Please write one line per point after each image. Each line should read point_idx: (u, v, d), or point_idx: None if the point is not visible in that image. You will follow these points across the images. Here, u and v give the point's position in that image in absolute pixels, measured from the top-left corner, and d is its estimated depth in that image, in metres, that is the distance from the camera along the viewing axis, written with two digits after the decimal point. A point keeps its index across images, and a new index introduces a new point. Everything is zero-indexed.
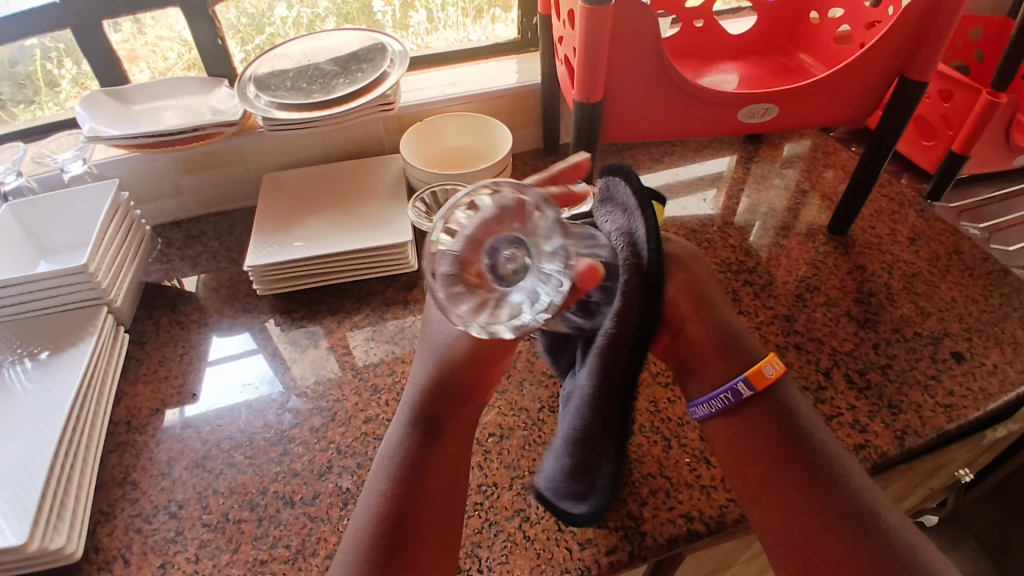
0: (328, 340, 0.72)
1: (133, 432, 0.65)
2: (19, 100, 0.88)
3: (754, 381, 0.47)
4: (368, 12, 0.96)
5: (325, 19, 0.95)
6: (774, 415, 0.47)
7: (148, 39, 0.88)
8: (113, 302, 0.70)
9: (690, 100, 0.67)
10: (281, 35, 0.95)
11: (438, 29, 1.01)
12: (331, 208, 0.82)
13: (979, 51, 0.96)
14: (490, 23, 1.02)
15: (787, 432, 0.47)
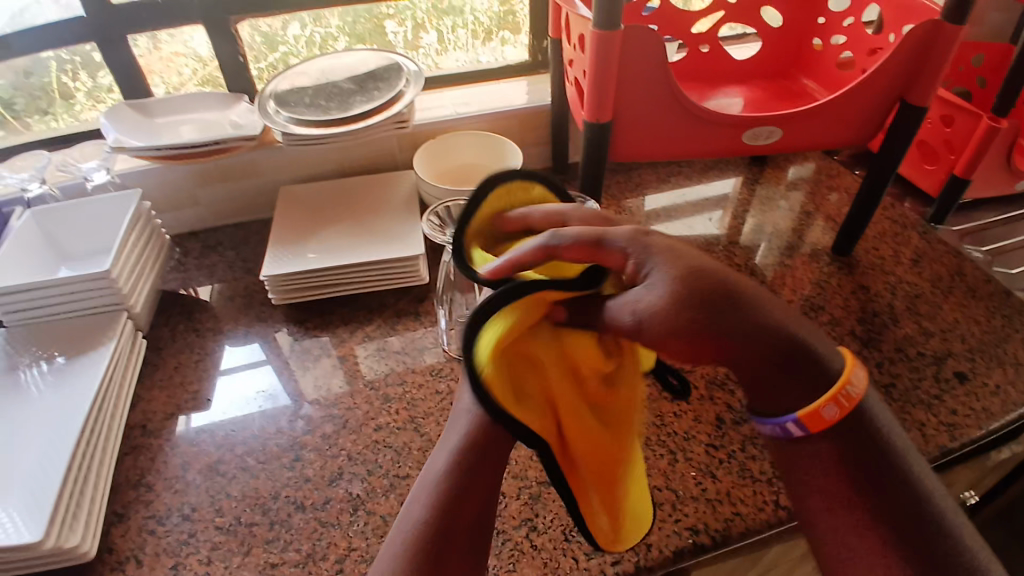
0: (338, 350, 0.73)
1: (148, 435, 0.66)
2: (38, 112, 0.91)
3: (809, 423, 0.42)
4: (381, 34, 0.99)
5: (338, 39, 0.98)
6: (850, 447, 0.43)
7: (162, 54, 0.91)
8: (133, 308, 0.72)
9: (697, 122, 0.69)
10: (293, 54, 0.97)
11: (448, 51, 1.04)
12: (345, 221, 0.83)
13: (981, 78, 0.98)
14: (499, 45, 1.05)
15: (874, 474, 0.42)
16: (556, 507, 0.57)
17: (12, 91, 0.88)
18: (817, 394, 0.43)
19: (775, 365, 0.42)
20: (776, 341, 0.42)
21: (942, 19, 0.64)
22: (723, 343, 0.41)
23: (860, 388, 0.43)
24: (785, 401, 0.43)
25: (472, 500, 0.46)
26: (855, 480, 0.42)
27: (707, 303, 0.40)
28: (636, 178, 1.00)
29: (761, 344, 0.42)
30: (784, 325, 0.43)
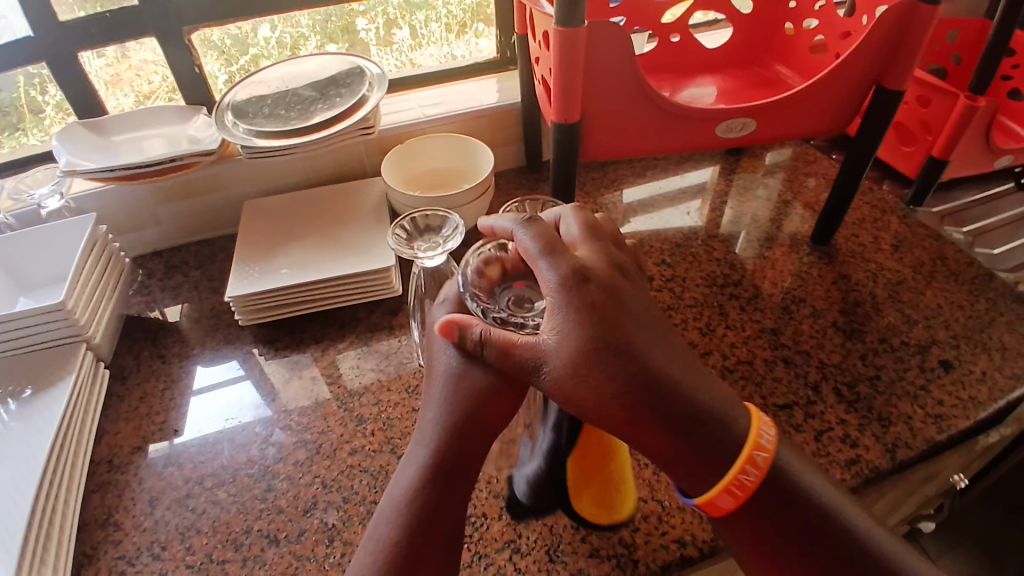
0: (313, 369, 0.71)
1: (115, 471, 0.63)
2: (6, 127, 0.87)
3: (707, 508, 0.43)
4: (350, 31, 0.96)
5: (308, 39, 0.95)
6: (764, 507, 0.43)
7: (133, 63, 0.87)
8: (91, 339, 0.69)
9: (667, 117, 0.67)
10: (265, 56, 0.94)
11: (421, 46, 1.01)
12: (313, 235, 0.81)
13: (957, 55, 0.97)
14: (473, 38, 1.02)
15: (796, 526, 0.42)
16: (540, 526, 0.55)
17: None
18: (715, 477, 0.43)
19: (679, 439, 0.42)
20: (672, 405, 0.43)
21: (915, 1, 0.62)
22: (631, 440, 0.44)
23: (769, 448, 0.43)
24: (703, 482, 0.43)
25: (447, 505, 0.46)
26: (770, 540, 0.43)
27: (612, 384, 0.42)
28: (611, 174, 0.97)
29: (673, 432, 0.42)
30: (677, 381, 0.43)
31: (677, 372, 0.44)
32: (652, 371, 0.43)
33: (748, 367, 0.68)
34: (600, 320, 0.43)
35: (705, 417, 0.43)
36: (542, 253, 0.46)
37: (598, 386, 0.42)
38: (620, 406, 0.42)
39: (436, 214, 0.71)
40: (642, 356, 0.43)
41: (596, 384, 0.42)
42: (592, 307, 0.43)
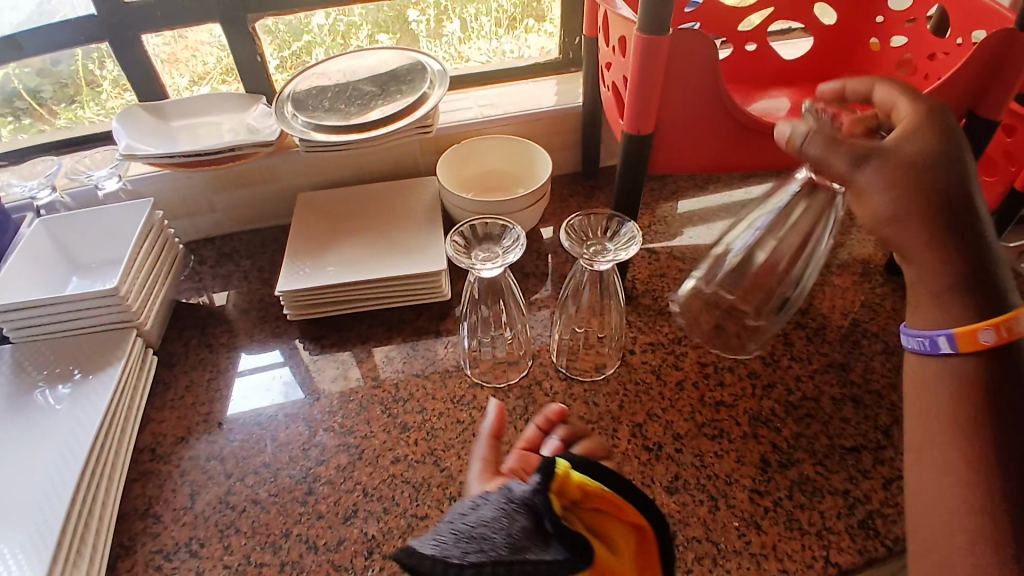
0: (358, 370, 0.69)
1: (158, 461, 0.63)
2: (64, 99, 0.88)
3: (961, 340, 0.43)
4: (403, 23, 0.94)
5: (360, 28, 0.93)
6: (992, 380, 0.43)
7: (189, 43, 0.87)
8: (143, 326, 0.69)
9: (745, 133, 0.63)
10: (318, 43, 0.93)
11: (471, 40, 0.98)
12: (364, 232, 0.79)
13: None
14: (524, 33, 0.99)
15: (1010, 399, 0.42)
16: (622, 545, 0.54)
17: (37, 79, 0.86)
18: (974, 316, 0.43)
19: (961, 271, 0.43)
20: (968, 238, 0.43)
21: (1017, 28, 0.58)
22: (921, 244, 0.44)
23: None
24: (944, 316, 0.44)
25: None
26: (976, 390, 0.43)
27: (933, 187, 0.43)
28: (671, 184, 0.93)
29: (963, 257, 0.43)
30: (984, 242, 0.44)
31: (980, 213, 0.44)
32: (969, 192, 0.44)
33: (814, 405, 0.64)
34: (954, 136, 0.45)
35: (996, 277, 0.44)
36: (903, 91, 0.48)
37: (925, 186, 0.43)
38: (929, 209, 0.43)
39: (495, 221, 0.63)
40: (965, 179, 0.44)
41: (919, 184, 0.43)
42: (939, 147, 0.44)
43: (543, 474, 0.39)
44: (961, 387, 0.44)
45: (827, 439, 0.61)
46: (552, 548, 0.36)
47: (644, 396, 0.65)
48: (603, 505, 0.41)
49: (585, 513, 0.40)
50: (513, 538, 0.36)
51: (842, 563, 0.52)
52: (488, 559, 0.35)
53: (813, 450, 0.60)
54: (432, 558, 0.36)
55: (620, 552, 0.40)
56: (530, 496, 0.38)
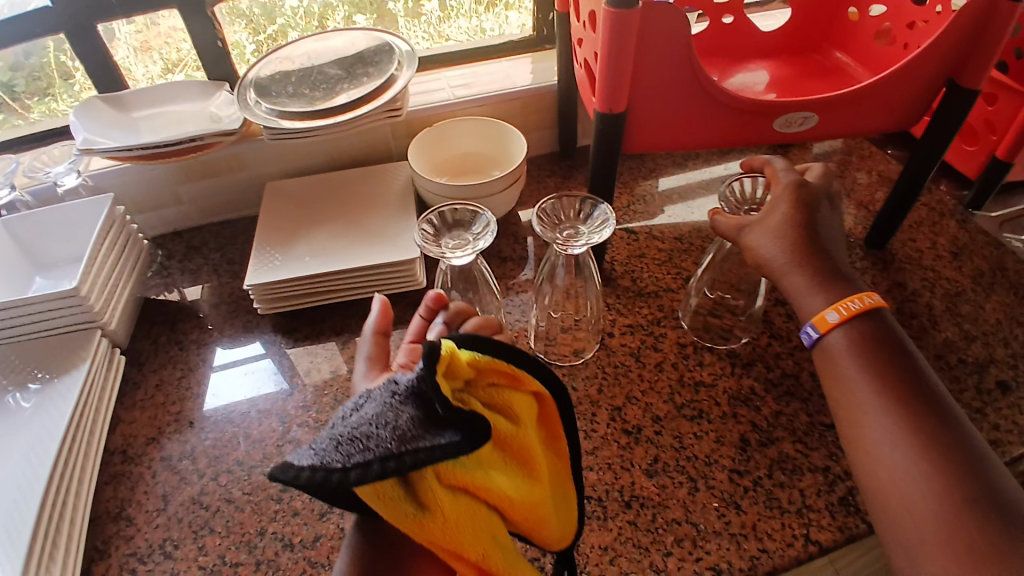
0: (332, 363, 0.68)
1: (129, 462, 0.62)
2: (36, 92, 0.85)
3: (818, 325, 0.48)
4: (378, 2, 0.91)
5: (336, 10, 0.91)
6: (874, 339, 0.45)
7: (162, 30, 0.84)
8: (107, 325, 0.67)
9: (719, 108, 0.61)
10: (292, 26, 0.90)
11: (450, 18, 0.95)
12: (336, 221, 0.77)
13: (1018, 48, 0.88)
14: (503, 11, 0.96)
15: (889, 349, 0.45)
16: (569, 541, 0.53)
17: (11, 72, 0.82)
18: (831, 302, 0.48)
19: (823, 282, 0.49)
20: (829, 261, 0.50)
21: None
22: (802, 279, 0.50)
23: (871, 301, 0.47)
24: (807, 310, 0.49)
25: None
26: (862, 357, 0.45)
27: (805, 234, 0.51)
28: (649, 163, 0.91)
29: (836, 278, 0.49)
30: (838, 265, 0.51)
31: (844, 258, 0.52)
32: (831, 237, 0.52)
33: (793, 382, 0.63)
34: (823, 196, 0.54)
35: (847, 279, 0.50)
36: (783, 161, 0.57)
37: (803, 231, 0.51)
38: (804, 244, 0.51)
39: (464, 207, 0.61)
40: (817, 223, 0.52)
41: (797, 231, 0.51)
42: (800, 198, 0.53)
43: (428, 359, 0.38)
44: (851, 351, 0.46)
45: (807, 417, 0.60)
46: (445, 433, 0.38)
47: (623, 379, 0.64)
48: (498, 378, 0.42)
49: (479, 391, 0.42)
50: (401, 431, 0.38)
51: (822, 541, 0.52)
52: (374, 457, 0.37)
53: (793, 428, 0.59)
54: (312, 468, 0.37)
55: (520, 423, 0.42)
56: (416, 385, 0.39)
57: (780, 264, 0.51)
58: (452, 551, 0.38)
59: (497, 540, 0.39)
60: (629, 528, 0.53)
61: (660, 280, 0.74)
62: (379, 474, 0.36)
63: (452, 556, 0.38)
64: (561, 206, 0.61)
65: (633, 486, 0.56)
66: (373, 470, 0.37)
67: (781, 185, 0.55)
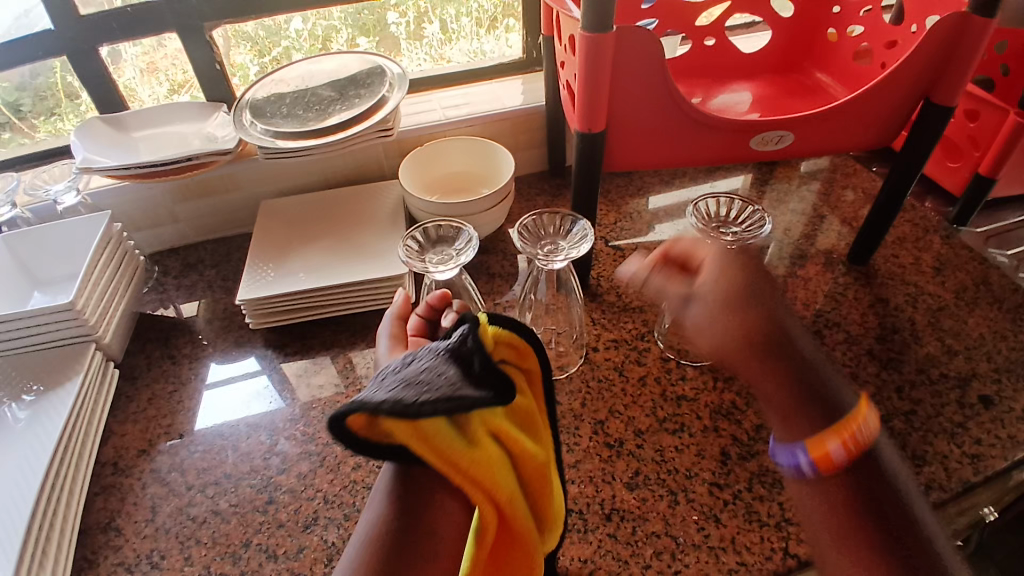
0: (322, 377, 0.69)
1: (119, 474, 0.63)
2: (43, 111, 0.87)
3: (821, 462, 0.39)
4: (382, 25, 0.94)
5: (340, 32, 0.93)
6: (869, 484, 0.38)
7: (168, 51, 0.86)
8: (101, 339, 0.68)
9: (697, 127, 0.63)
10: (297, 49, 0.93)
11: (451, 41, 0.98)
12: (328, 238, 0.79)
13: (1005, 65, 0.89)
14: (504, 33, 0.98)
15: (877, 484, 0.38)
16: None
17: (18, 92, 0.85)
18: (826, 428, 0.40)
19: (773, 354, 0.42)
20: (798, 353, 0.42)
21: (970, 12, 0.58)
22: (757, 371, 0.42)
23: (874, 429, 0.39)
24: (800, 428, 0.40)
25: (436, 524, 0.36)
26: (850, 493, 0.38)
27: (747, 319, 0.43)
28: (637, 181, 0.93)
29: (805, 388, 0.41)
30: (806, 353, 0.43)
31: (802, 330, 0.44)
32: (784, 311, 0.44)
33: None
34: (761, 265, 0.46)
35: (825, 382, 0.42)
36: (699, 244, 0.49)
37: (745, 314, 0.43)
38: (751, 330, 0.42)
39: (446, 223, 0.63)
40: (782, 310, 0.44)
41: (736, 316, 0.43)
42: (741, 280, 0.45)
43: (471, 322, 0.44)
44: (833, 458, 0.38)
45: None
46: (481, 388, 0.41)
47: (607, 393, 0.65)
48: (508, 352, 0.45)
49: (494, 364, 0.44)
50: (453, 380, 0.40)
51: (801, 555, 0.52)
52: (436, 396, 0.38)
53: None
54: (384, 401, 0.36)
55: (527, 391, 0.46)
56: (459, 344, 0.42)
57: (719, 354, 0.43)
58: (481, 490, 0.38)
59: (514, 489, 0.40)
60: (609, 541, 0.53)
61: (645, 295, 0.75)
62: (446, 410, 0.37)
63: (480, 497, 0.38)
64: (543, 221, 0.63)
65: (614, 499, 0.56)
66: (427, 408, 0.37)
67: (707, 267, 0.46)
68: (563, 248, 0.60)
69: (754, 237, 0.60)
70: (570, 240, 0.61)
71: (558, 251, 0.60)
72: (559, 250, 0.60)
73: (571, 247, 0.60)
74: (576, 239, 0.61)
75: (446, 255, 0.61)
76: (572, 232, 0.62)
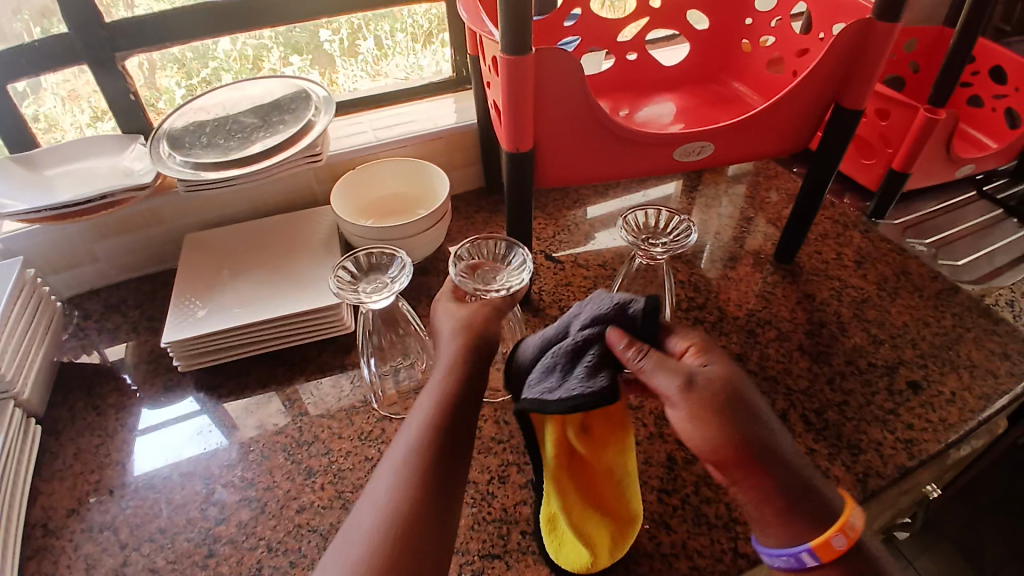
0: (259, 416, 0.67)
1: (51, 535, 0.59)
2: None
3: (821, 553, 0.39)
4: (316, 43, 0.91)
5: (272, 50, 0.90)
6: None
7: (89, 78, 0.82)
8: (21, 395, 0.65)
9: (621, 141, 0.64)
10: (225, 69, 0.89)
11: (387, 56, 0.96)
12: (262, 269, 0.77)
13: (915, 62, 0.96)
14: (439, 47, 0.98)
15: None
16: None
17: None
18: (812, 524, 0.40)
19: (782, 499, 0.40)
20: (778, 461, 0.40)
21: (874, 18, 0.61)
22: (738, 469, 0.40)
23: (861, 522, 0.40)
24: (794, 527, 0.40)
25: (461, 458, 0.44)
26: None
27: (737, 426, 0.40)
28: (573, 194, 0.94)
29: (789, 485, 0.40)
30: (778, 449, 0.40)
31: (782, 429, 0.42)
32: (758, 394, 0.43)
33: None
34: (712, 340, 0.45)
35: (810, 488, 0.41)
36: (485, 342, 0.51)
37: (726, 419, 0.40)
38: (739, 426, 0.40)
39: (380, 250, 0.62)
40: (756, 415, 0.41)
41: (725, 418, 0.40)
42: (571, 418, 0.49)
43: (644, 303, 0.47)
44: None
45: None
46: (604, 371, 0.46)
47: None
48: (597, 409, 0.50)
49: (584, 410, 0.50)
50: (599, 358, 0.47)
51: (749, 554, 0.53)
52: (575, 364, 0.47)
53: None
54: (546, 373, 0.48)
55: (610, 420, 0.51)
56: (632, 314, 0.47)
57: (711, 453, 0.40)
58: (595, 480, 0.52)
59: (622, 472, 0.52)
60: None
61: None
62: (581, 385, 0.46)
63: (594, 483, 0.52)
64: (481, 248, 0.63)
65: None
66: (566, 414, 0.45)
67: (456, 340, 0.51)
68: (501, 276, 0.60)
69: (683, 247, 0.62)
70: (510, 268, 0.61)
71: (496, 278, 0.60)
72: (496, 278, 0.60)
73: (511, 275, 0.60)
74: (516, 266, 0.60)
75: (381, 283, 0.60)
76: (512, 259, 0.61)
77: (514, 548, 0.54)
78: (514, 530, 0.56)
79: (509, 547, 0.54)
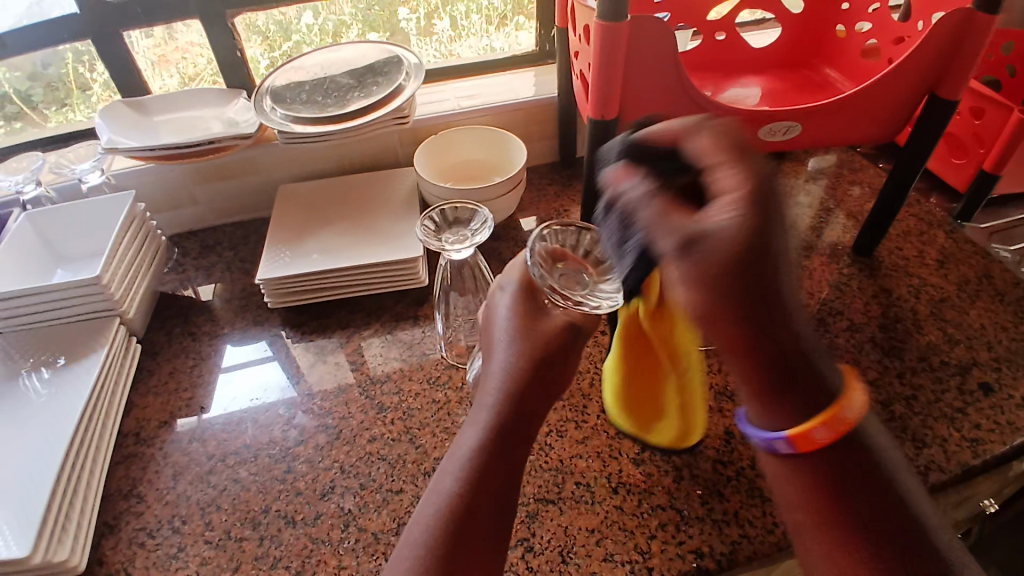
0: (338, 356, 0.71)
1: (141, 444, 0.65)
2: (54, 101, 0.90)
3: (803, 439, 0.38)
4: (391, 23, 0.95)
5: (349, 28, 0.95)
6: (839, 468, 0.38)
7: (178, 44, 0.89)
8: (125, 314, 0.71)
9: (708, 117, 0.65)
10: (307, 43, 0.95)
11: (460, 38, 1.00)
12: (345, 222, 0.81)
13: (1011, 66, 0.91)
14: (513, 31, 1.01)
15: (858, 474, 0.38)
16: (555, 526, 0.55)
17: (29, 83, 0.87)
18: (811, 409, 0.38)
19: (774, 372, 0.37)
20: (764, 336, 0.36)
21: (975, 7, 0.60)
22: (727, 333, 0.36)
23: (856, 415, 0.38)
24: (788, 409, 0.38)
25: (499, 515, 0.45)
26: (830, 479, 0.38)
27: (724, 293, 0.35)
28: None
29: (779, 357, 0.37)
30: (779, 321, 0.36)
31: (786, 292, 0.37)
32: (779, 263, 0.35)
33: None
34: (766, 182, 0.35)
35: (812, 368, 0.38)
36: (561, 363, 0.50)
37: (715, 281, 0.35)
38: (743, 293, 0.35)
39: (462, 205, 0.66)
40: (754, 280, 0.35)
41: (722, 289, 0.35)
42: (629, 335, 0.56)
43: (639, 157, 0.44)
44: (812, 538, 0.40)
45: None
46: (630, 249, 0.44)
47: None
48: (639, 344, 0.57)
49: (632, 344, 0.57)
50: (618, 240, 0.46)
51: None
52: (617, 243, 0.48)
53: None
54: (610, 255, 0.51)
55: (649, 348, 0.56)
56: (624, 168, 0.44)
57: (703, 315, 0.37)
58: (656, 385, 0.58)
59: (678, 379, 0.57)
60: (615, 513, 0.55)
61: None
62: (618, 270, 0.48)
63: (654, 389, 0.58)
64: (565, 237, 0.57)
65: (620, 473, 0.58)
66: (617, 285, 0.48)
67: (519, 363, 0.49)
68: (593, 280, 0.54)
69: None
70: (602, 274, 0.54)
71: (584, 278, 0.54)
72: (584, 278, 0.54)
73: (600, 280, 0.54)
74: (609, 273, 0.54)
75: (461, 236, 0.63)
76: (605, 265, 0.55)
77: (568, 497, 0.57)
78: (569, 480, 0.58)
79: (564, 495, 0.57)
